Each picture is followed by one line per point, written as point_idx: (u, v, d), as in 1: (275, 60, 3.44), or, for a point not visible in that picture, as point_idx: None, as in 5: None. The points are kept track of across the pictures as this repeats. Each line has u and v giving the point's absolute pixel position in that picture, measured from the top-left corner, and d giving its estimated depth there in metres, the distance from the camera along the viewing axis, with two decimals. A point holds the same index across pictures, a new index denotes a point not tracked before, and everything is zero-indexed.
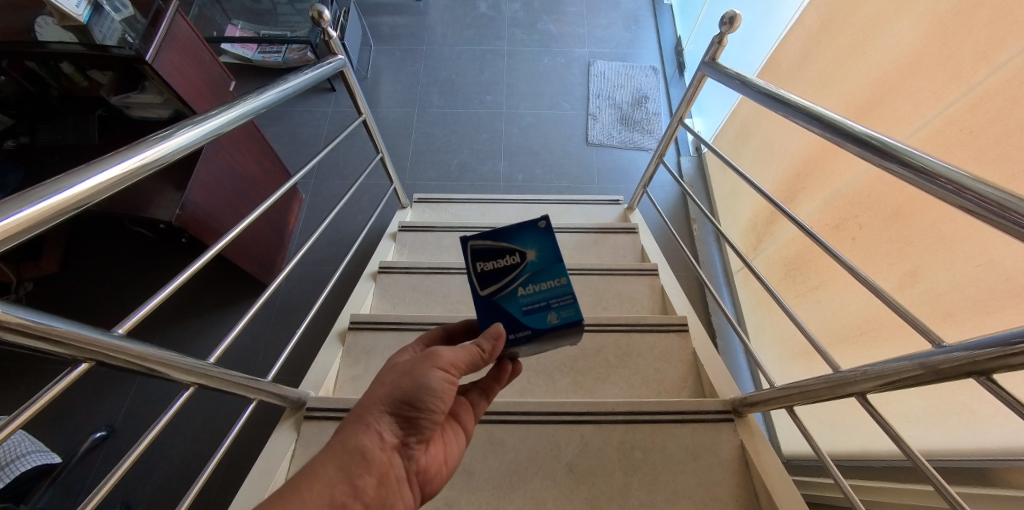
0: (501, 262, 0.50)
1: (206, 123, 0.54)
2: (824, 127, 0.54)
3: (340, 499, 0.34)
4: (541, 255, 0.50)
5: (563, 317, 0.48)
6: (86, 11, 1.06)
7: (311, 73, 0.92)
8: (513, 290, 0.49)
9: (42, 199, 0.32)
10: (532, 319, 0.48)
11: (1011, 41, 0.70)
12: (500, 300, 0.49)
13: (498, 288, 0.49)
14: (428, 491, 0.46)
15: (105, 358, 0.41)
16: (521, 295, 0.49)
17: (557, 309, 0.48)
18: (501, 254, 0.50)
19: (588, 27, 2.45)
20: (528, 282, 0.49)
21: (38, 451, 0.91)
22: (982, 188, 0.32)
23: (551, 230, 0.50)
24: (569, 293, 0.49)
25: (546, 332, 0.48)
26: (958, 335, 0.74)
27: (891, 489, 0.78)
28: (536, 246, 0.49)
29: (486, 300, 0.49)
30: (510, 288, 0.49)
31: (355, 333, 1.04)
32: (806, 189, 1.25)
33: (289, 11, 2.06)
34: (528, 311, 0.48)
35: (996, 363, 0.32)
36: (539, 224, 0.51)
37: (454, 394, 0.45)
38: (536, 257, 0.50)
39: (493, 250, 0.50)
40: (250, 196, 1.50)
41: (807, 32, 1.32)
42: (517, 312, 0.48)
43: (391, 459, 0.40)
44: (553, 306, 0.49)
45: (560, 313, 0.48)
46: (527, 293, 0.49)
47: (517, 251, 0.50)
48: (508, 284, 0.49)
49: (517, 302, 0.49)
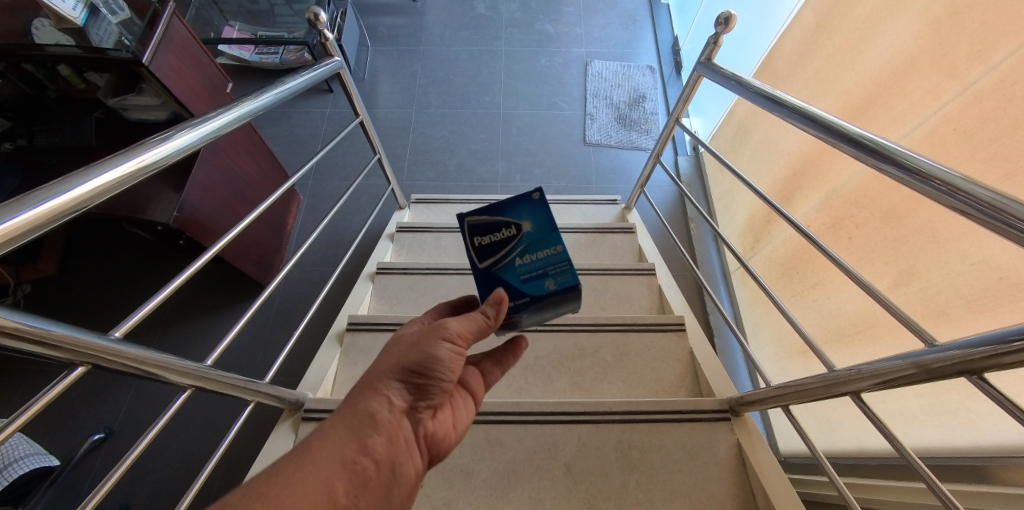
0: (497, 235, 0.49)
1: (203, 125, 0.54)
2: (819, 128, 0.54)
3: (349, 458, 0.35)
4: (536, 225, 0.49)
5: (560, 283, 0.49)
6: (83, 14, 1.06)
7: (309, 74, 0.92)
8: (511, 260, 0.49)
9: (42, 202, 0.32)
10: (530, 287, 0.49)
11: (1005, 41, 0.70)
12: (498, 271, 0.49)
13: (496, 260, 0.49)
14: (441, 456, 0.45)
15: (102, 361, 0.41)
16: (518, 264, 0.49)
17: (554, 275, 0.49)
18: (497, 227, 0.49)
19: (585, 27, 2.46)
20: (524, 253, 0.49)
21: (36, 454, 0.92)
22: (975, 188, 0.33)
23: (545, 201, 0.50)
24: (565, 259, 0.49)
25: (545, 299, 0.49)
26: (953, 334, 0.74)
27: (886, 487, 0.78)
28: (531, 217, 0.49)
29: (485, 272, 0.49)
30: (508, 257, 0.49)
31: (353, 334, 1.04)
32: (802, 189, 1.25)
33: (287, 12, 2.06)
34: (526, 280, 0.49)
35: (989, 362, 0.32)
36: (533, 196, 0.50)
37: (463, 363, 0.43)
38: (531, 230, 0.49)
39: (490, 223, 0.49)
40: (247, 196, 1.49)
41: (803, 31, 1.32)
42: (516, 282, 0.49)
43: (400, 424, 0.39)
44: (551, 273, 0.49)
45: (558, 279, 0.49)
46: (525, 263, 0.49)
47: (513, 224, 0.49)
48: (505, 254, 0.49)
49: (514, 271, 0.49)
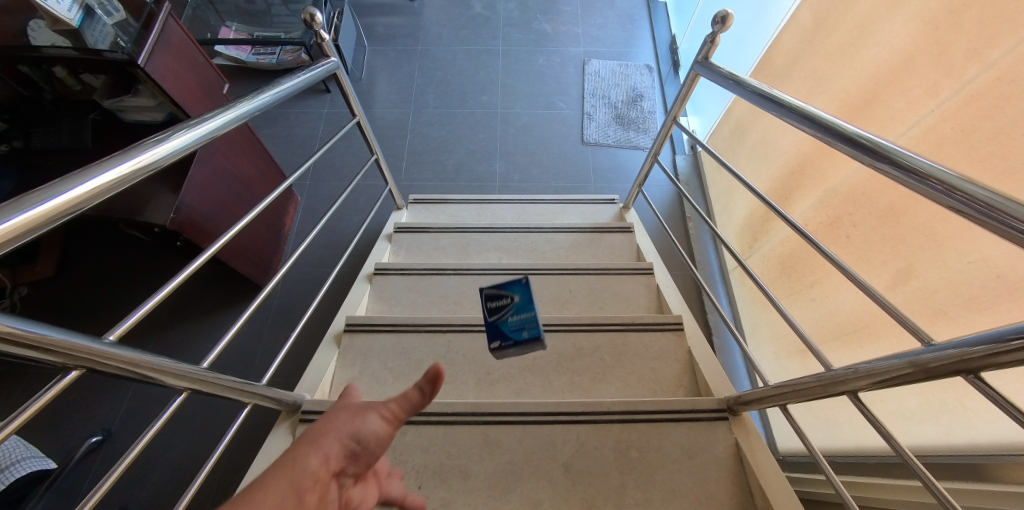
0: (497, 302, 0.70)
1: (200, 126, 0.54)
2: (816, 127, 0.54)
3: None
4: (522, 297, 0.70)
5: (531, 332, 0.69)
6: (79, 15, 1.06)
7: (305, 75, 0.91)
8: (505, 317, 0.70)
9: (39, 203, 0.31)
10: (514, 335, 0.69)
11: (1002, 39, 0.70)
12: (497, 324, 0.70)
13: (497, 316, 0.70)
14: None
15: (96, 365, 0.40)
16: (509, 320, 0.70)
17: (528, 327, 0.69)
18: (497, 297, 0.71)
19: (583, 26, 2.45)
20: (514, 314, 0.70)
21: (32, 457, 0.91)
22: (971, 188, 0.32)
23: (527, 280, 0.72)
24: (535, 319, 0.69)
25: (522, 344, 0.69)
26: (951, 333, 0.74)
27: (884, 486, 0.78)
28: (520, 292, 0.70)
29: (489, 323, 0.70)
30: (501, 319, 0.70)
31: (351, 335, 1.04)
32: (799, 187, 1.25)
33: (284, 12, 2.06)
34: (512, 330, 0.69)
35: (986, 362, 0.32)
36: (522, 279, 0.72)
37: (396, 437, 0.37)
38: (519, 299, 0.70)
39: (492, 295, 0.71)
40: (244, 197, 1.49)
41: (800, 29, 1.32)
42: (506, 331, 0.69)
43: (333, 492, 0.30)
44: (527, 326, 0.69)
45: (530, 330, 0.69)
46: (513, 319, 0.70)
47: (507, 296, 0.71)
48: (499, 316, 0.70)
49: (506, 325, 0.69)
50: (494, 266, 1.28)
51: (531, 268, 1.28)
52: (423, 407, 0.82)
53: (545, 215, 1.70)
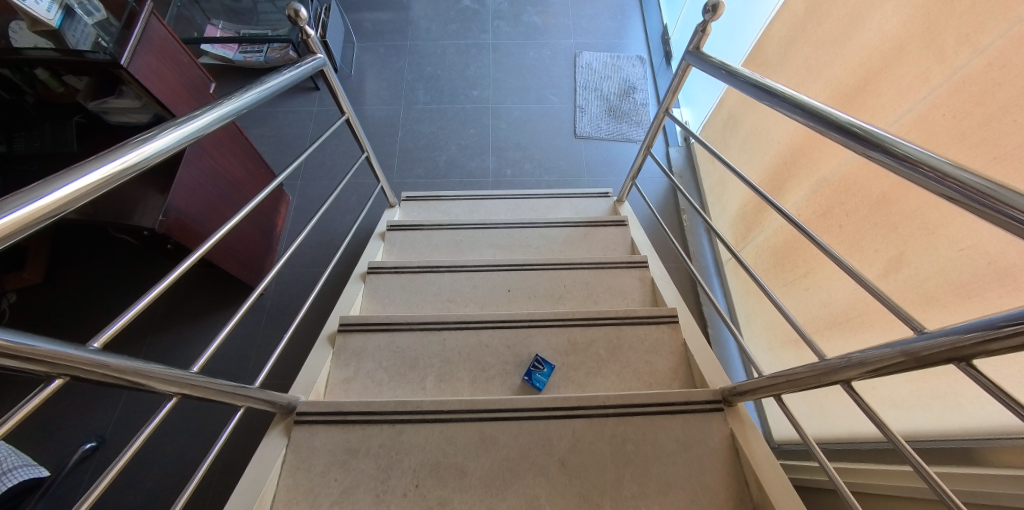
0: (536, 364, 1.00)
1: (184, 125, 0.52)
2: (808, 116, 0.53)
3: None
4: (546, 368, 0.99)
5: (538, 382, 0.97)
6: (59, 16, 1.03)
7: (291, 73, 0.88)
8: (537, 372, 0.98)
9: (18, 207, 0.30)
10: (536, 383, 0.97)
11: (995, 23, 0.69)
12: (534, 373, 0.98)
13: (534, 369, 0.99)
14: None
15: (82, 373, 0.39)
16: (539, 374, 0.98)
17: (538, 379, 0.97)
18: (537, 363, 1.00)
19: (574, 18, 2.43)
20: (541, 373, 0.98)
21: (26, 465, 0.91)
22: (963, 174, 0.31)
23: (552, 364, 1.01)
24: (543, 377, 0.98)
25: (535, 388, 0.97)
26: (942, 319, 0.74)
27: (872, 471, 0.80)
28: (546, 364, 1.00)
29: (529, 370, 0.99)
30: (535, 373, 0.99)
31: (345, 335, 1.03)
32: (792, 178, 1.25)
33: (271, 9, 2.03)
34: (537, 381, 0.97)
35: (978, 349, 0.31)
36: (550, 363, 1.01)
37: None
38: (545, 368, 0.99)
39: (536, 359, 1.01)
40: (233, 198, 1.47)
41: (792, 18, 1.31)
42: (535, 380, 0.97)
43: None
44: (538, 378, 0.98)
45: (538, 381, 0.97)
46: (539, 376, 0.98)
47: (540, 363, 1.00)
48: (534, 369, 0.99)
49: (537, 377, 0.98)
50: (488, 263, 1.28)
51: (525, 263, 1.27)
52: (419, 406, 0.82)
53: (538, 209, 1.69)
